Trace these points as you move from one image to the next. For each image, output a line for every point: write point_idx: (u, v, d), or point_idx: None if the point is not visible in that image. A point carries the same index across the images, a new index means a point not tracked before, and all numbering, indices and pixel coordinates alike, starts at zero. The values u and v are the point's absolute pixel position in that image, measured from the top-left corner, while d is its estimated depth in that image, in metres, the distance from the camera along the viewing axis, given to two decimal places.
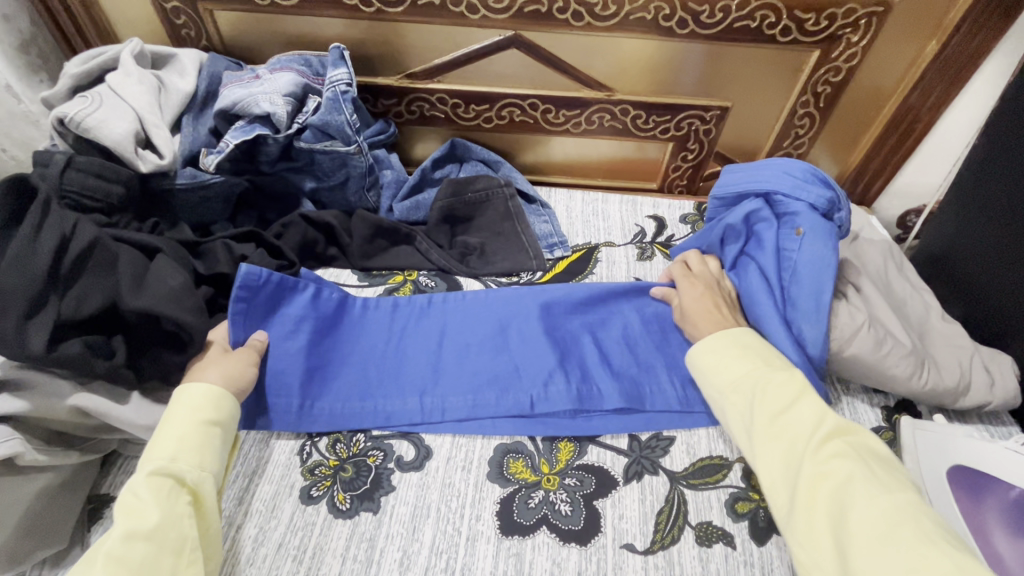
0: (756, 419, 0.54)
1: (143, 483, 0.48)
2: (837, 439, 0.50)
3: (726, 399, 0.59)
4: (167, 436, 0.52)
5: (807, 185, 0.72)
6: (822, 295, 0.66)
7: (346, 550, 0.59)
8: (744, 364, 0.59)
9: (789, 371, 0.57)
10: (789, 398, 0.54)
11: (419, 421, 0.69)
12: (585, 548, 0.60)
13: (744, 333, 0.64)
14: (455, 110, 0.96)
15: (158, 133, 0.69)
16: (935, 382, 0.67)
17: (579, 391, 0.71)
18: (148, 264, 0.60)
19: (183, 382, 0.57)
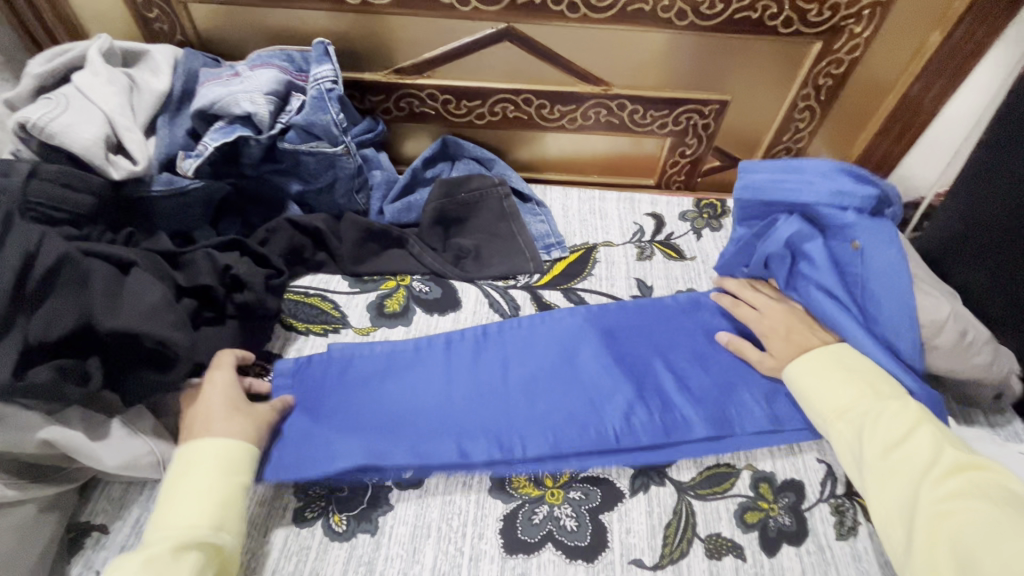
0: (866, 452, 0.56)
1: (171, 555, 0.47)
2: (959, 477, 0.50)
3: (834, 425, 0.60)
4: (194, 503, 0.50)
5: (846, 190, 0.67)
6: (904, 303, 0.63)
7: (343, 575, 0.56)
8: (862, 388, 0.61)
9: (899, 398, 0.58)
10: (898, 432, 0.55)
11: (499, 460, 0.64)
12: (592, 565, 0.58)
13: (846, 353, 0.65)
14: (446, 106, 0.93)
15: (131, 137, 0.65)
16: (1000, 365, 0.65)
17: (619, 427, 0.66)
18: (123, 280, 0.56)
19: (195, 439, 0.55)
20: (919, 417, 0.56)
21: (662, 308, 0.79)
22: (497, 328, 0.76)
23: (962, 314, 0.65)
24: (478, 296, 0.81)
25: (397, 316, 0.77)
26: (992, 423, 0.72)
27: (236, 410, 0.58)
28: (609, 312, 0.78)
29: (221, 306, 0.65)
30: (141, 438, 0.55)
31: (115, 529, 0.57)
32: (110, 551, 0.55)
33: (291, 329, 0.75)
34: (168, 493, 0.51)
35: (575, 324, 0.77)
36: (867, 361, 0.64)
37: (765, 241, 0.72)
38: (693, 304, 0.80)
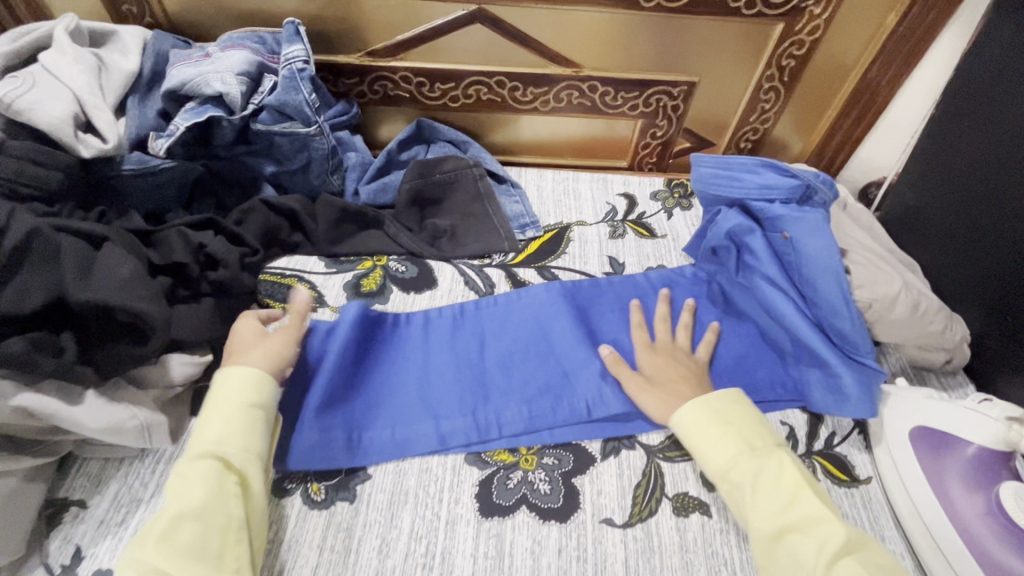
0: (755, 527, 0.54)
1: (190, 469, 0.53)
2: (844, 555, 0.49)
3: (721, 487, 0.58)
4: (216, 420, 0.56)
5: (769, 183, 0.74)
6: (838, 281, 0.67)
7: (322, 541, 0.58)
8: (739, 447, 0.58)
9: (778, 460, 0.57)
10: (784, 500, 0.54)
11: (476, 440, 0.65)
12: (565, 525, 0.60)
13: (724, 403, 0.62)
14: (420, 89, 0.93)
15: (100, 116, 0.65)
16: (952, 332, 0.71)
17: (592, 398, 0.69)
18: (96, 255, 0.57)
19: (225, 367, 0.61)
20: (797, 479, 0.55)
21: (634, 285, 0.82)
22: (473, 307, 0.78)
23: (913, 285, 0.70)
24: (455, 274, 0.82)
25: (374, 294, 0.79)
26: (944, 385, 0.75)
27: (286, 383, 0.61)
28: (582, 289, 0.81)
29: (195, 283, 0.66)
30: (122, 404, 0.55)
31: (94, 504, 0.57)
32: (89, 525, 0.56)
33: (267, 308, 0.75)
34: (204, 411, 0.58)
35: (548, 301, 0.78)
36: (745, 406, 0.63)
37: (710, 232, 0.78)
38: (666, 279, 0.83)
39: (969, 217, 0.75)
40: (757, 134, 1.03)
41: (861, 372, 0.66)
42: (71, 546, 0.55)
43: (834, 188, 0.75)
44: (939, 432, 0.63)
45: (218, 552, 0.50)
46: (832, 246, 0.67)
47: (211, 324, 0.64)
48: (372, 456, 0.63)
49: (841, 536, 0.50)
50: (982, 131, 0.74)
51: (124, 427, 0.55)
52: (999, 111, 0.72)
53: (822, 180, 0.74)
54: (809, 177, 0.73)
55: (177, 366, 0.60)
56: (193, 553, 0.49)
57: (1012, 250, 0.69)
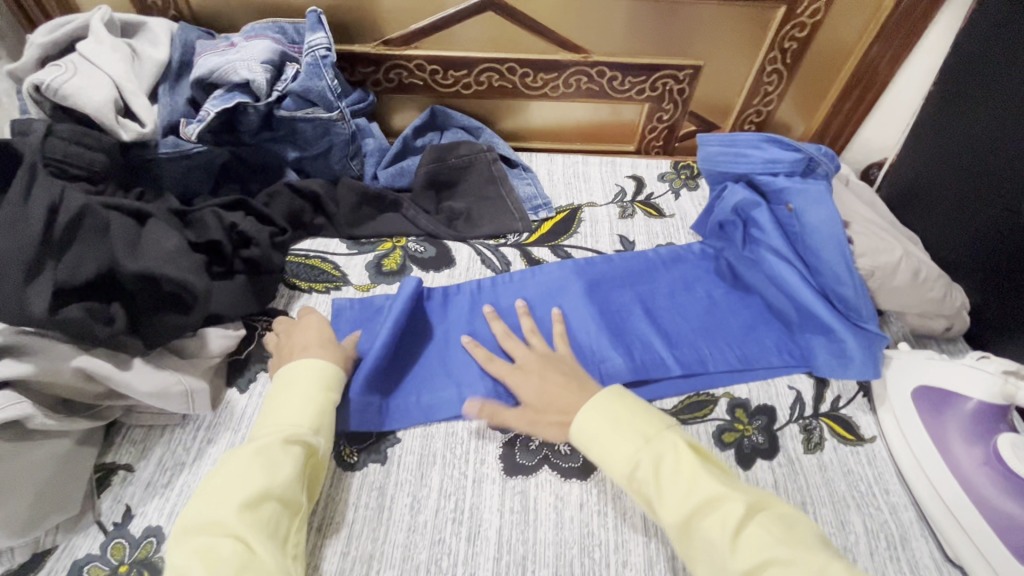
0: (669, 522, 0.51)
1: (278, 446, 0.53)
2: (749, 521, 0.48)
3: (628, 488, 0.54)
4: (300, 408, 0.57)
5: (775, 158, 0.78)
6: (840, 250, 0.71)
7: (357, 499, 0.61)
8: (634, 440, 0.55)
9: (673, 445, 0.54)
10: (686, 486, 0.51)
11: (497, 406, 0.68)
12: (585, 482, 0.63)
13: (616, 395, 0.59)
14: (434, 76, 0.96)
15: (137, 101, 0.69)
16: (951, 299, 0.74)
17: (606, 366, 0.72)
18: (141, 230, 0.60)
19: (308, 356, 0.62)
20: (691, 460, 0.53)
21: (646, 261, 0.85)
22: (491, 283, 0.81)
23: (914, 254, 0.74)
24: (472, 253, 0.86)
25: (395, 273, 0.82)
26: (945, 350, 0.78)
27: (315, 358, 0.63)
28: (595, 265, 0.83)
29: (229, 260, 0.70)
30: (166, 371, 0.59)
31: (140, 467, 0.61)
32: (137, 486, 0.59)
33: (294, 287, 0.78)
34: (279, 395, 0.59)
35: (564, 278, 0.81)
36: (628, 392, 0.61)
37: (718, 207, 0.83)
38: (676, 253, 0.86)
39: (968, 189, 0.78)
40: (760, 116, 1.06)
41: (864, 337, 0.69)
42: (121, 505, 0.58)
43: (835, 160, 0.78)
44: (940, 391, 0.66)
45: (287, 536, 0.50)
46: (835, 216, 0.72)
47: (243, 300, 0.68)
48: (401, 422, 0.67)
49: (741, 504, 0.49)
50: (978, 106, 0.77)
51: (169, 392, 0.58)
52: (995, 86, 0.75)
53: (824, 153, 0.78)
54: (813, 150, 0.77)
55: (214, 338, 0.64)
56: (268, 531, 0.49)
57: (1009, 218, 0.72)
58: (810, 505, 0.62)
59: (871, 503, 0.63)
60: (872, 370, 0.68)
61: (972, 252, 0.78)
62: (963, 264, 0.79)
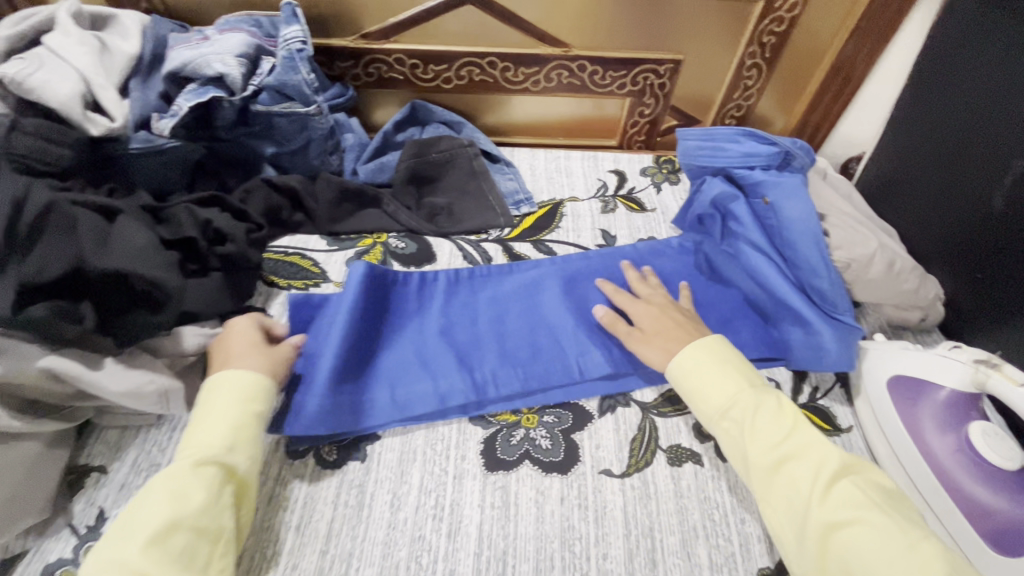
0: (754, 457, 0.55)
1: (190, 472, 0.51)
2: (840, 478, 0.51)
3: (719, 426, 0.59)
4: (217, 427, 0.54)
5: (751, 151, 0.80)
6: (814, 240, 0.73)
7: (336, 497, 0.61)
8: (737, 384, 0.60)
9: (775, 397, 0.59)
10: (780, 434, 0.55)
11: (474, 399, 0.68)
12: (566, 477, 0.63)
13: (724, 345, 0.64)
14: (414, 71, 0.96)
15: (106, 95, 0.67)
16: (924, 290, 0.75)
17: (583, 358, 0.72)
18: (110, 227, 0.59)
19: (233, 368, 0.59)
20: (794, 412, 0.57)
21: (622, 256, 0.85)
22: (467, 276, 0.81)
23: (888, 246, 0.75)
24: (453, 249, 0.85)
25: None
26: (919, 340, 0.79)
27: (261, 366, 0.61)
28: (571, 261, 0.83)
29: (204, 257, 0.68)
30: (140, 370, 0.58)
31: (114, 469, 0.60)
32: (111, 489, 0.58)
33: (273, 284, 0.77)
34: (198, 413, 0.56)
35: (541, 271, 0.82)
36: (734, 348, 0.65)
37: (698, 201, 0.85)
38: (653, 245, 0.86)
39: (942, 181, 0.79)
40: (741, 110, 1.07)
41: (840, 329, 0.70)
42: (95, 508, 0.57)
43: (811, 154, 0.80)
44: (915, 379, 0.66)
45: (206, 563, 0.48)
46: (810, 209, 0.74)
47: (220, 298, 0.67)
48: (376, 419, 0.66)
49: (836, 459, 0.53)
50: (950, 100, 0.78)
51: (143, 392, 0.57)
52: (967, 79, 0.76)
53: (800, 146, 0.79)
54: (789, 143, 0.78)
55: (189, 336, 0.63)
56: (181, 562, 0.47)
57: (981, 210, 0.73)
58: None
59: None
60: (848, 362, 0.69)
61: (945, 244, 0.79)
62: (937, 256, 0.81)
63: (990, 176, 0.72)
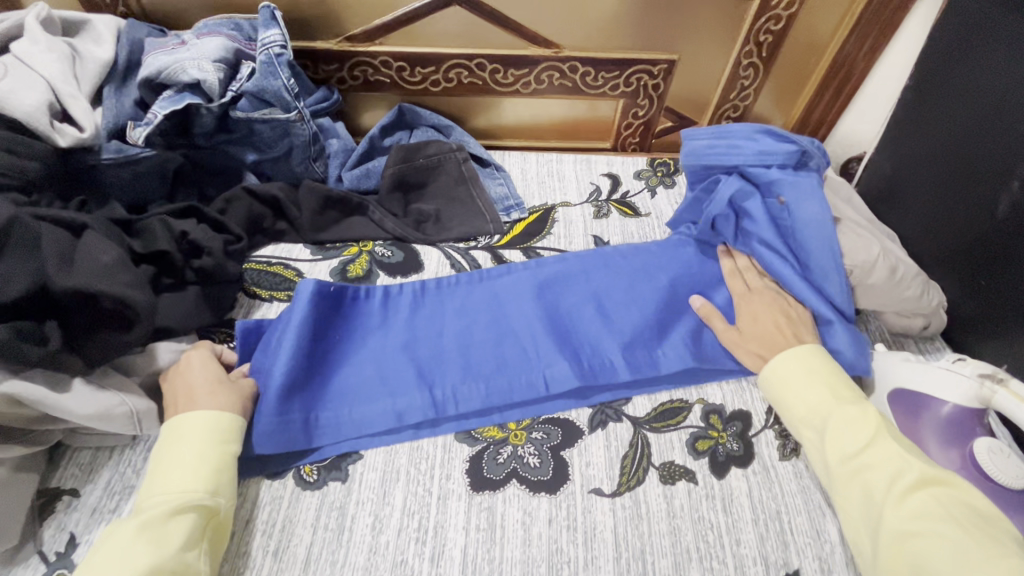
0: (831, 464, 0.56)
1: (164, 518, 0.49)
2: (919, 490, 0.51)
3: (803, 432, 0.60)
4: (188, 468, 0.53)
5: (766, 149, 0.73)
6: (832, 246, 0.68)
7: (315, 520, 0.59)
8: (820, 392, 0.60)
9: (859, 405, 0.58)
10: (859, 443, 0.55)
11: (434, 416, 0.66)
12: (555, 497, 0.61)
13: (811, 351, 0.64)
14: (400, 73, 0.93)
15: (76, 104, 0.65)
16: (927, 297, 0.73)
17: (551, 372, 0.70)
18: (76, 243, 0.58)
19: (195, 408, 0.57)
20: (879, 425, 0.56)
21: (602, 257, 0.82)
22: (433, 287, 0.78)
23: (891, 251, 0.72)
24: (441, 258, 0.83)
25: (360, 279, 0.79)
26: (922, 350, 0.76)
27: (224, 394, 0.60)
28: (546, 267, 0.80)
29: (181, 271, 0.66)
30: (109, 391, 0.56)
31: (86, 493, 0.58)
32: (82, 513, 0.56)
33: (255, 295, 0.75)
34: (163, 457, 0.54)
35: (515, 281, 0.79)
36: (825, 356, 0.64)
37: (710, 203, 0.77)
38: (634, 248, 0.83)
39: (945, 185, 0.77)
40: (738, 111, 1.04)
41: (857, 338, 0.67)
42: (65, 534, 0.55)
43: (824, 152, 0.74)
44: (917, 393, 0.64)
45: None
46: (827, 211, 0.69)
47: (197, 312, 0.66)
48: (327, 439, 0.64)
49: (916, 473, 0.52)
50: (954, 100, 0.75)
51: (112, 413, 0.56)
52: (972, 79, 0.73)
53: (816, 146, 0.74)
54: (807, 142, 0.72)
55: (164, 351, 0.62)
56: None
57: (986, 215, 0.70)
58: (784, 515, 0.61)
59: None
60: (865, 369, 0.67)
61: (949, 251, 0.76)
62: (940, 262, 0.78)
63: (995, 179, 0.69)
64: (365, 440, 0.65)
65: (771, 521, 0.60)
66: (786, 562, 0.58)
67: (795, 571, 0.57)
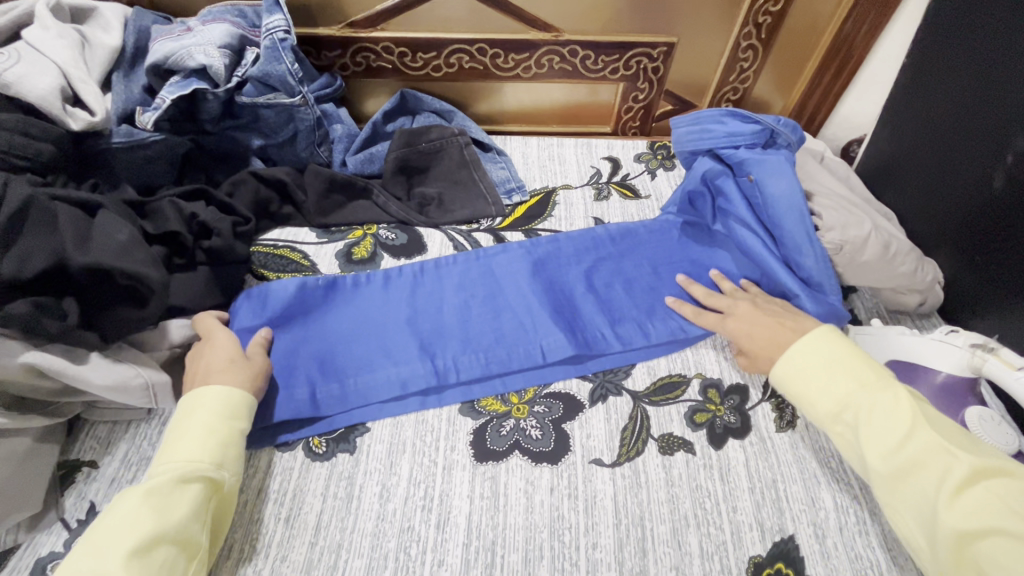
0: (872, 464, 0.50)
1: (175, 482, 0.51)
2: (971, 483, 0.46)
3: (835, 429, 0.55)
4: (202, 438, 0.55)
5: (736, 131, 0.76)
6: (802, 220, 0.70)
7: (325, 489, 0.61)
8: (845, 383, 0.55)
9: (891, 392, 0.53)
10: (899, 435, 0.50)
11: (435, 384, 0.69)
12: (556, 467, 0.63)
13: (831, 339, 0.59)
14: (402, 59, 0.94)
15: (86, 89, 0.67)
16: (918, 272, 0.73)
17: (547, 342, 0.72)
18: (91, 222, 0.60)
19: (210, 382, 0.59)
20: (913, 412, 0.51)
21: (593, 238, 0.84)
22: (433, 265, 0.80)
23: (883, 229, 0.74)
24: (444, 240, 0.84)
25: (366, 261, 0.80)
26: (918, 326, 0.77)
27: (239, 368, 0.62)
28: (541, 247, 0.82)
29: (189, 251, 0.69)
30: (125, 364, 0.59)
31: (105, 464, 0.60)
32: (102, 483, 0.59)
33: (263, 277, 0.77)
34: (178, 424, 0.56)
35: (510, 256, 0.81)
36: (843, 341, 0.60)
37: (687, 179, 0.82)
38: (632, 226, 0.85)
39: (942, 162, 0.77)
40: (737, 94, 1.05)
41: (825, 306, 0.70)
42: (85, 503, 0.57)
43: (796, 131, 0.77)
44: (910, 363, 0.65)
45: None
46: (795, 185, 0.71)
47: (207, 291, 0.69)
48: (336, 409, 0.66)
49: (966, 465, 0.46)
50: (951, 77, 0.76)
51: (129, 385, 0.58)
52: (967, 56, 0.73)
53: (784, 123, 0.76)
54: (772, 121, 0.75)
55: (176, 328, 0.65)
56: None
57: (981, 191, 0.71)
58: (780, 483, 0.62)
59: (843, 478, 0.63)
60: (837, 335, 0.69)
61: (946, 231, 0.77)
62: (937, 241, 0.79)
63: (991, 154, 0.70)
64: (373, 411, 0.67)
65: (767, 489, 0.62)
66: (781, 528, 0.59)
67: (790, 537, 0.59)
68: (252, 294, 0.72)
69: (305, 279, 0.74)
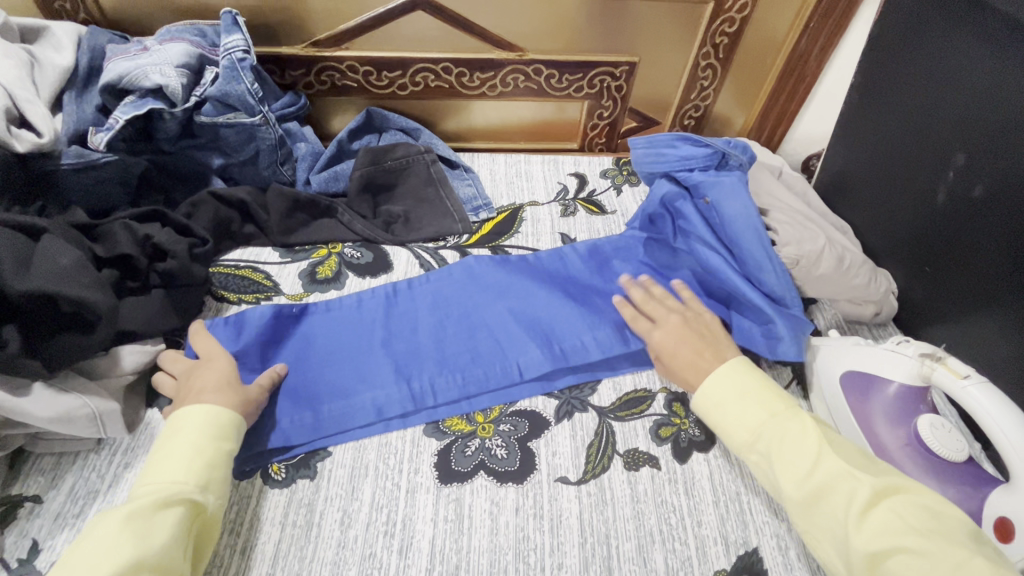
0: (787, 492, 0.51)
1: (154, 508, 0.48)
2: (876, 504, 0.47)
3: (750, 458, 0.56)
4: (180, 459, 0.52)
5: (687, 155, 0.78)
6: (760, 238, 0.72)
7: (284, 517, 0.59)
8: (758, 414, 0.56)
9: (800, 419, 0.54)
10: (807, 463, 0.51)
11: (412, 408, 0.68)
12: (521, 486, 0.62)
13: (743, 368, 0.61)
14: (367, 78, 0.94)
15: (34, 109, 0.66)
16: (870, 285, 0.76)
17: (522, 360, 0.72)
18: (35, 246, 0.59)
19: (186, 405, 0.57)
20: (818, 439, 0.52)
21: (561, 257, 0.84)
22: (406, 285, 0.79)
23: (837, 242, 0.76)
24: (410, 257, 0.84)
25: (330, 280, 0.79)
26: (875, 336, 0.79)
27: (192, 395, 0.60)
28: (511, 265, 0.82)
29: (143, 274, 0.68)
30: (71, 394, 0.58)
31: (49, 498, 0.57)
32: (46, 519, 0.56)
33: (222, 298, 0.76)
34: (155, 448, 0.54)
35: (477, 270, 0.81)
36: (757, 370, 0.61)
37: (647, 200, 0.83)
38: (598, 241, 0.86)
39: (891, 176, 0.80)
40: (699, 111, 1.07)
41: (791, 323, 0.71)
42: (27, 541, 0.54)
43: (748, 151, 0.80)
44: (865, 374, 0.67)
45: None
46: (749, 204, 0.73)
47: (163, 315, 0.67)
48: (303, 439, 0.64)
49: (867, 486, 0.47)
50: (895, 94, 0.79)
51: (75, 416, 0.57)
52: (905, 77, 0.77)
53: (734, 144, 0.79)
54: (722, 145, 0.78)
55: (129, 354, 0.63)
56: None
57: (926, 204, 0.74)
58: (743, 495, 0.63)
59: None
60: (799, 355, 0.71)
61: (897, 243, 0.80)
62: (889, 253, 0.82)
63: (935, 169, 0.73)
64: (341, 432, 0.66)
65: (730, 502, 0.62)
66: (745, 541, 0.60)
67: (754, 549, 0.59)
68: (229, 321, 0.72)
69: (280, 304, 0.74)
